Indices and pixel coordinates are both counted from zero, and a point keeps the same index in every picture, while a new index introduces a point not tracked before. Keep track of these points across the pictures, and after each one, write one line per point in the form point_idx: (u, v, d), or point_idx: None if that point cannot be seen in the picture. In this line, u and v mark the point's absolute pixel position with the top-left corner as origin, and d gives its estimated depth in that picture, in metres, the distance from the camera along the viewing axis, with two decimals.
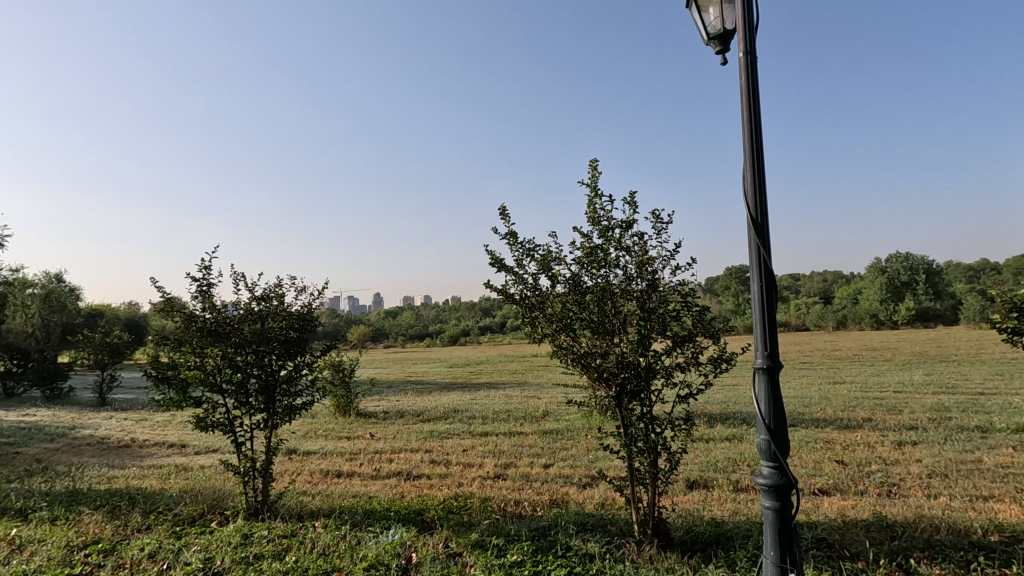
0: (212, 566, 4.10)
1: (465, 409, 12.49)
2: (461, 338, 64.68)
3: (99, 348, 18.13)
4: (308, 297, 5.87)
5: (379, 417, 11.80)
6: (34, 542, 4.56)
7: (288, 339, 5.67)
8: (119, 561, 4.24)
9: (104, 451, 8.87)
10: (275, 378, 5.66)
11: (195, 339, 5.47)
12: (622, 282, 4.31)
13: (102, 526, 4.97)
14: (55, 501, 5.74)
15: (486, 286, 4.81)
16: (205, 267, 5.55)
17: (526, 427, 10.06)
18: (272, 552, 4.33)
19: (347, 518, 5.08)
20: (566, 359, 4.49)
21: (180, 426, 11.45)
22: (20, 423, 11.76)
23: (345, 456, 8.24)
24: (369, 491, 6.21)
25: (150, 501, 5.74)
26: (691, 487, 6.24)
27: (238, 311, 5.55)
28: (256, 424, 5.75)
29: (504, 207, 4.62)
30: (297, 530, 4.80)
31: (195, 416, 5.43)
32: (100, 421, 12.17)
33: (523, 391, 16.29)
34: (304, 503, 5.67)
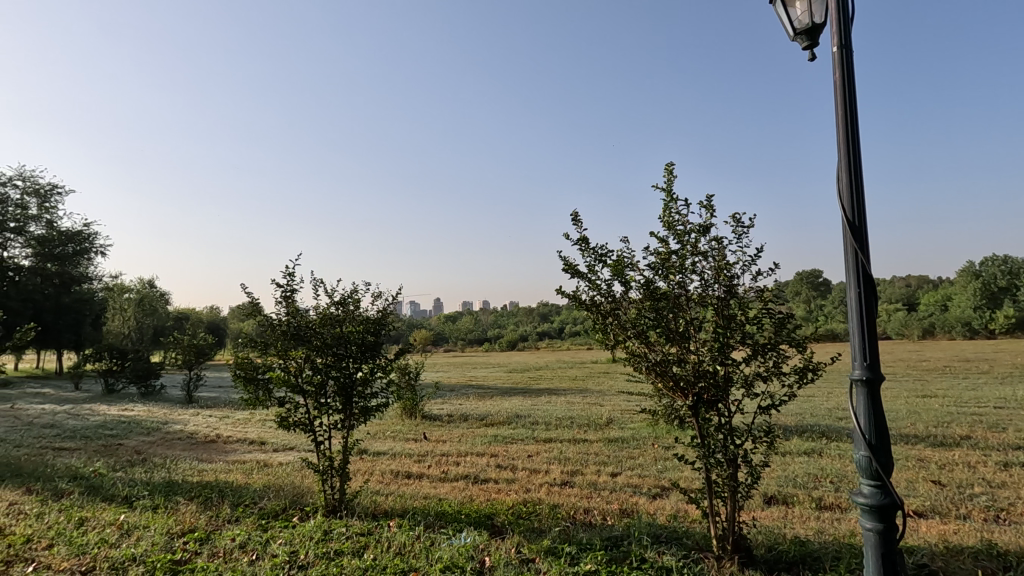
0: (297, 559, 4.30)
1: (528, 414, 12.53)
2: (520, 343, 64.98)
3: (187, 349, 19.52)
4: (382, 301, 6.06)
5: (444, 419, 12.03)
6: (140, 528, 4.96)
7: (365, 343, 5.89)
8: (213, 550, 4.53)
9: (193, 446, 9.52)
10: (352, 380, 5.89)
11: (279, 341, 5.79)
12: (699, 289, 4.20)
13: (198, 516, 5.33)
14: (154, 491, 6.21)
15: (558, 292, 4.80)
16: (289, 274, 5.87)
17: (591, 434, 9.96)
18: (351, 549, 4.47)
19: (420, 519, 5.19)
20: (641, 366, 4.42)
21: (259, 423, 12.14)
22: (120, 417, 12.83)
23: (413, 457, 8.44)
24: (440, 493, 6.32)
25: (238, 495, 6.10)
26: (768, 502, 5.96)
27: (317, 314, 5.81)
28: (333, 424, 5.99)
29: (576, 213, 4.60)
30: (374, 529, 4.94)
31: (278, 415, 5.73)
32: (188, 417, 13.07)
33: (585, 397, 16.15)
34: (377, 502, 5.84)
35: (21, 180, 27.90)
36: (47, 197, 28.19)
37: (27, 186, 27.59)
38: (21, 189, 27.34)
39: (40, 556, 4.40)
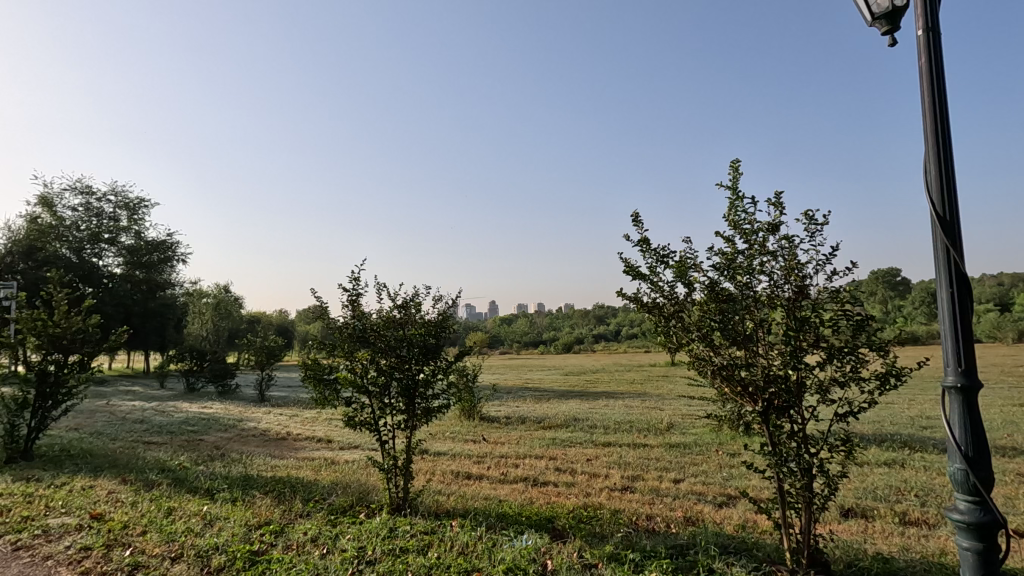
0: (366, 555, 4.44)
1: (586, 417, 12.42)
2: (575, 345, 64.55)
3: (259, 350, 20.63)
4: (442, 304, 6.18)
5: (502, 422, 12.11)
6: (221, 519, 5.27)
7: (427, 345, 6.01)
8: (288, 542, 4.75)
9: (266, 443, 10.03)
10: (414, 382, 6.03)
11: (346, 343, 6.01)
12: (768, 290, 4.01)
13: (272, 509, 5.61)
14: (233, 484, 6.59)
15: (619, 295, 4.74)
16: (355, 279, 6.09)
17: (652, 439, 9.74)
18: (416, 547, 4.58)
19: (482, 520, 5.25)
20: (706, 370, 4.28)
21: (326, 422, 12.66)
22: (201, 414, 13.72)
23: (473, 458, 8.54)
24: (500, 495, 6.36)
25: (309, 490, 6.38)
26: (845, 516, 5.63)
27: (381, 317, 5.99)
28: (397, 424, 6.16)
29: (636, 214, 4.53)
30: (437, 528, 5.04)
31: (346, 415, 5.96)
32: (261, 415, 13.81)
33: (643, 401, 15.81)
34: (440, 502, 5.95)
35: (113, 194, 30.39)
36: (135, 210, 30.54)
37: (118, 200, 30.01)
38: (113, 203, 29.77)
39: (136, 542, 4.77)
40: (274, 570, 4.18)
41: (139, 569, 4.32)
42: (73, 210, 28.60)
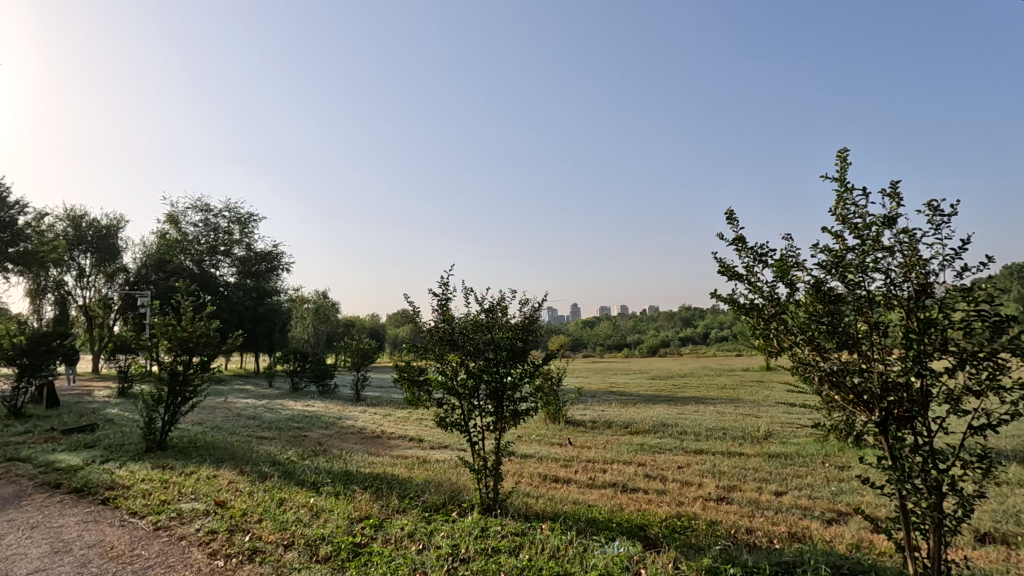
0: (459, 553, 4.55)
1: (675, 423, 12.02)
2: (661, 349, 62.69)
3: (355, 352, 21.90)
4: (528, 308, 6.23)
5: (587, 426, 12.01)
6: (326, 511, 5.63)
7: (514, 348, 6.06)
8: (386, 536, 4.98)
9: (362, 440, 10.59)
10: (503, 384, 6.11)
11: (437, 346, 6.24)
12: (884, 289, 3.68)
13: (371, 504, 5.91)
14: (335, 478, 7.03)
15: (713, 296, 4.54)
16: (444, 284, 6.31)
17: (748, 448, 9.22)
18: (508, 548, 4.63)
19: (571, 524, 5.22)
20: (812, 375, 4.01)
21: (417, 422, 13.15)
22: (304, 411, 14.75)
23: (560, 462, 8.52)
24: (589, 500, 6.29)
25: (404, 487, 6.65)
26: (982, 541, 5.01)
27: (469, 321, 6.15)
28: (486, 425, 6.28)
29: (731, 211, 4.32)
30: (527, 530, 5.07)
31: (438, 415, 6.17)
32: (357, 414, 14.63)
33: (737, 408, 15.04)
34: (529, 504, 5.99)
35: (227, 210, 33.55)
36: (246, 224, 33.52)
37: (232, 215, 33.08)
38: (227, 218, 32.86)
39: (253, 529, 5.21)
40: (375, 562, 4.39)
41: (257, 554, 4.71)
42: (195, 226, 31.89)
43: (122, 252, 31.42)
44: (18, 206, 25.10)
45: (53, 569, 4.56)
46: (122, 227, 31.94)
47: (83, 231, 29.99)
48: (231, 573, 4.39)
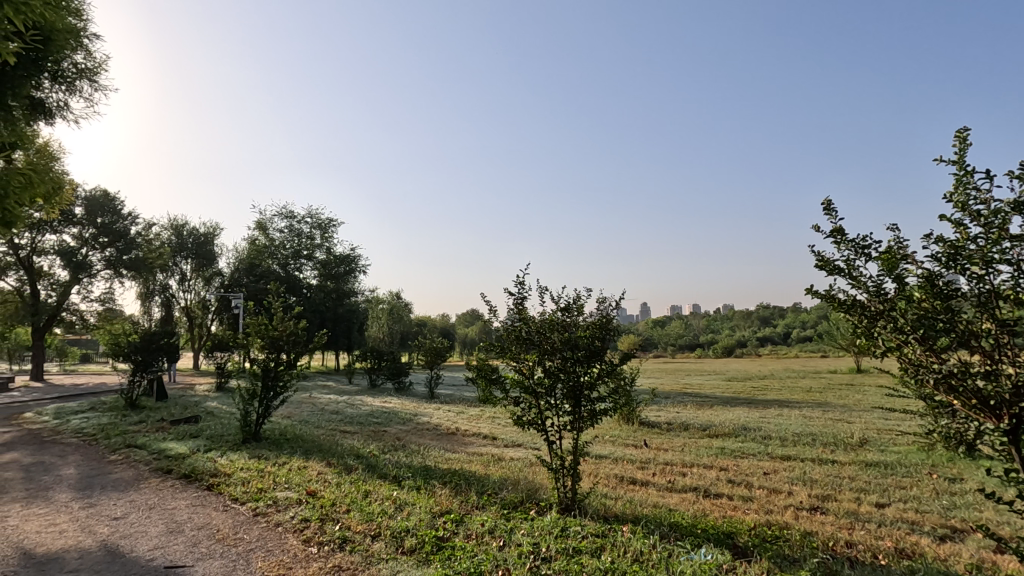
0: (541, 551, 4.54)
1: (757, 426, 11.46)
2: (737, 349, 60.06)
3: (429, 351, 22.54)
4: (604, 306, 6.14)
5: (663, 427, 11.69)
6: (409, 504, 5.80)
7: (592, 348, 5.98)
8: (467, 532, 5.06)
9: (438, 437, 10.84)
10: (579, 383, 6.05)
11: (513, 346, 6.29)
12: (1012, 282, 3.30)
13: (451, 500, 6.02)
14: (415, 473, 7.24)
15: (808, 291, 4.28)
16: (520, 282, 6.35)
17: (841, 455, 8.63)
18: (589, 549, 4.57)
19: (654, 528, 5.09)
20: (926, 377, 3.68)
21: (489, 420, 13.32)
22: (382, 408, 15.34)
23: (636, 463, 8.34)
24: (670, 504, 6.10)
25: (481, 484, 6.73)
26: None
27: (545, 319, 6.13)
28: (563, 425, 6.25)
29: (829, 200, 4.05)
30: (608, 532, 4.99)
31: (515, 414, 6.23)
32: (432, 410, 15.04)
33: (826, 412, 14.15)
34: (608, 506, 5.88)
35: (309, 216, 35.49)
36: (326, 229, 35.29)
37: (314, 221, 34.93)
38: (309, 224, 34.75)
39: (342, 519, 5.45)
40: (458, 557, 4.47)
41: (347, 543, 4.93)
42: (281, 232, 33.99)
43: (217, 257, 34.01)
44: (131, 217, 27.83)
45: (169, 548, 4.98)
46: (217, 234, 34.56)
47: (184, 239, 32.73)
48: (324, 560, 4.61)
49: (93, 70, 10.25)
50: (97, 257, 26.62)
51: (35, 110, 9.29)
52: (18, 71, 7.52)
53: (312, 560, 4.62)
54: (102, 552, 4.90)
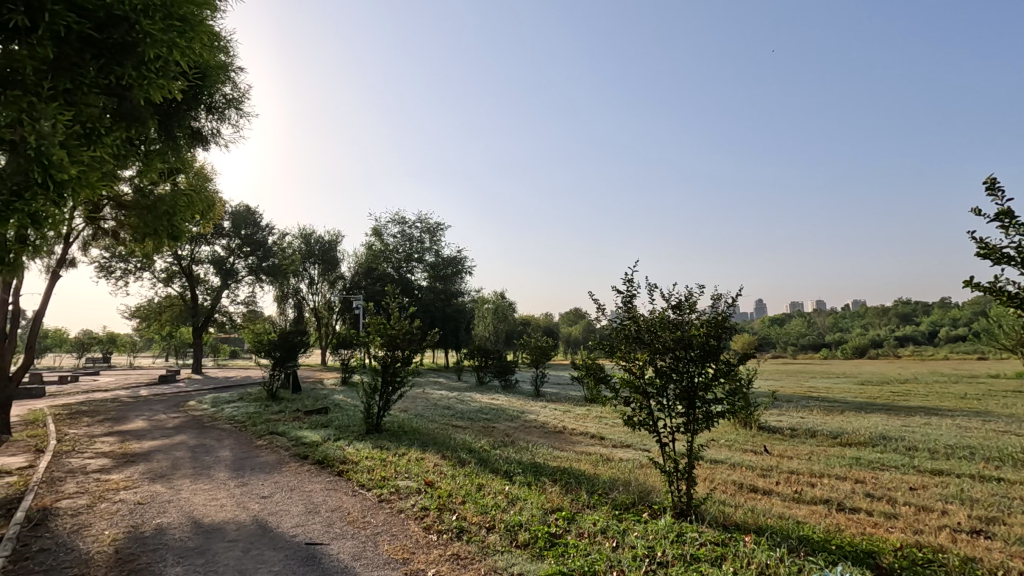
0: (656, 555, 4.43)
1: (899, 436, 10.27)
2: (871, 350, 54.20)
3: (534, 349, 22.79)
4: (720, 304, 5.82)
5: (785, 433, 10.88)
6: (521, 499, 5.92)
7: (708, 347, 5.70)
8: (579, 530, 5.06)
9: (546, 434, 10.92)
10: (694, 383, 5.80)
11: (623, 345, 6.19)
12: None
13: (561, 497, 6.05)
14: (525, 469, 7.38)
15: (965, 284, 3.79)
16: (628, 280, 6.22)
17: (1009, 473, 7.48)
18: (708, 557, 4.37)
19: (781, 540, 4.75)
20: None
21: (596, 420, 13.19)
22: (491, 404, 15.78)
23: (757, 471, 7.82)
24: (797, 516, 5.65)
25: (591, 484, 6.69)
26: None
27: (655, 318, 5.93)
28: (676, 427, 6.04)
29: (992, 179, 3.53)
30: (728, 540, 4.74)
31: (625, 414, 6.12)
32: (539, 408, 15.20)
33: (987, 422, 12.32)
34: (727, 513, 5.59)
35: (419, 221, 37.40)
36: (434, 232, 36.94)
37: (423, 225, 36.80)
38: (419, 228, 36.62)
39: (459, 509, 5.69)
40: (572, 554, 4.49)
41: (464, 532, 5.14)
42: (394, 236, 36.23)
43: (340, 262, 36.99)
44: (268, 228, 31.14)
45: (309, 526, 5.52)
46: (340, 241, 37.61)
47: (312, 246, 36.01)
48: (443, 547, 4.84)
49: (238, 99, 11.60)
50: (242, 265, 30.08)
51: (194, 138, 10.71)
52: (182, 105, 8.70)
53: (432, 547, 4.87)
54: (254, 526, 5.55)
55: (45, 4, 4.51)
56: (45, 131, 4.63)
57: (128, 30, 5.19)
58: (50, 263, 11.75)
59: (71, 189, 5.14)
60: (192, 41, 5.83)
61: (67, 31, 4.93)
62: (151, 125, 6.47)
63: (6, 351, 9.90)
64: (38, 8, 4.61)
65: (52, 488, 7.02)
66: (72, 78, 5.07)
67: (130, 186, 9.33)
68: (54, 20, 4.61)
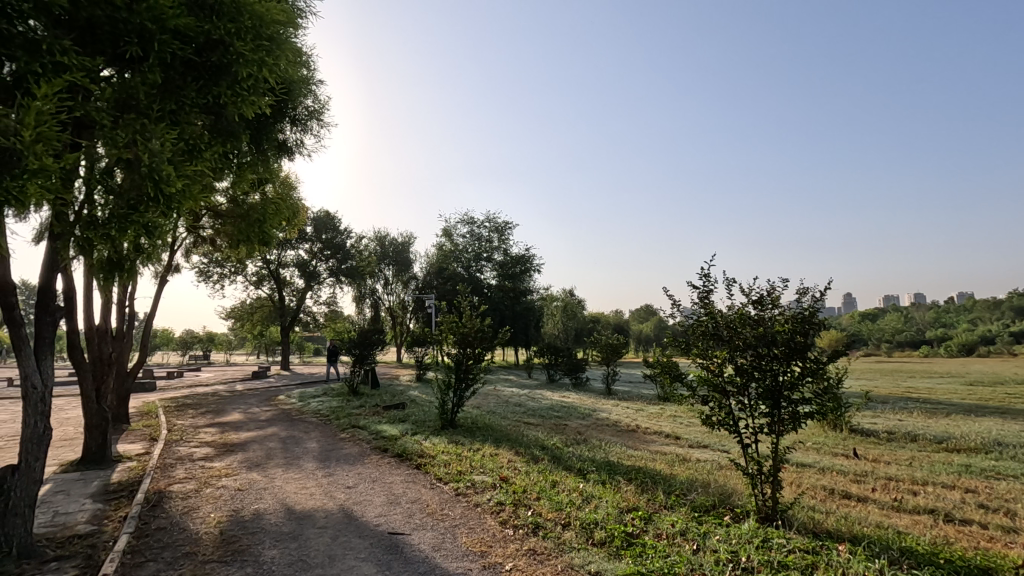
0: (740, 561, 4.26)
1: (1018, 443, 9.25)
2: (981, 348, 49.17)
3: (605, 346, 22.48)
4: (806, 298, 5.49)
5: (881, 437, 10.12)
6: (596, 497, 5.88)
7: (794, 344, 5.39)
8: (658, 531, 4.95)
9: (618, 433, 10.79)
10: (779, 382, 5.51)
11: (700, 342, 6.00)
12: None
13: (638, 497, 5.95)
14: (599, 468, 7.32)
15: None
16: (705, 275, 6.01)
17: None
18: (798, 565, 4.15)
19: (880, 551, 4.43)
20: None
21: (671, 419, 12.86)
22: (562, 402, 15.74)
23: (850, 476, 7.32)
24: (898, 525, 5.24)
25: (668, 484, 6.53)
26: None
27: (734, 314, 5.69)
28: (760, 427, 5.77)
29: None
30: (820, 548, 4.47)
31: (703, 413, 5.93)
32: (610, 407, 15.02)
33: None
34: (818, 520, 5.27)
35: (488, 221, 37.92)
36: (503, 232, 37.32)
37: (492, 225, 37.29)
38: (488, 228, 37.14)
39: (534, 505, 5.74)
40: (650, 555, 4.41)
41: (540, 528, 5.18)
42: (464, 237, 36.96)
43: (413, 263, 38.24)
44: (346, 232, 32.72)
45: (392, 516, 5.76)
46: (412, 242, 38.85)
47: (387, 248, 37.52)
48: (520, 542, 4.91)
49: (319, 110, 12.25)
50: (324, 268, 31.80)
51: (280, 149, 11.42)
52: (270, 119, 9.33)
53: (509, 541, 4.95)
54: (341, 515, 5.86)
55: (155, 34, 5.03)
56: (155, 149, 5.13)
57: (223, 52, 5.66)
58: (159, 269, 12.94)
59: (178, 202, 5.63)
60: (278, 59, 6.17)
61: (172, 57, 5.44)
62: (244, 139, 6.96)
63: (124, 349, 11.02)
64: (149, 39, 5.15)
65: (165, 473, 7.78)
66: (177, 100, 5.57)
67: (225, 197, 10.13)
68: (161, 48, 5.12)
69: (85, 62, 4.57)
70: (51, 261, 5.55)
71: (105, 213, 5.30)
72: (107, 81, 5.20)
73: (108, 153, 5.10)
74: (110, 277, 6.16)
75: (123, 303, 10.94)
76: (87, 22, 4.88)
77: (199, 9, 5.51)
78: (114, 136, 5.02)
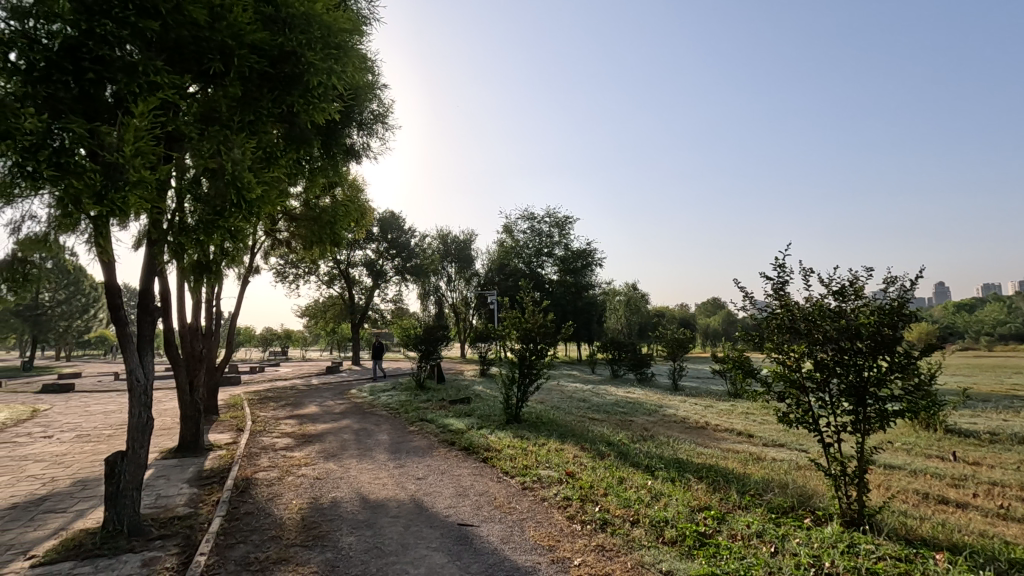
0: (823, 566, 4.04)
1: None
2: None
3: (671, 341, 21.92)
4: (894, 288, 5.12)
5: (982, 438, 9.27)
6: (665, 495, 5.76)
7: (880, 338, 5.03)
8: (732, 531, 4.78)
9: (686, 430, 10.49)
10: (864, 379, 5.15)
11: (775, 336, 5.73)
12: None
13: (710, 496, 5.76)
14: (668, 465, 7.15)
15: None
16: (779, 266, 5.72)
17: None
18: (889, 573, 3.88)
19: (984, 562, 4.07)
20: None
21: (743, 416, 12.38)
22: (627, 398, 15.51)
23: (946, 480, 6.75)
24: (1005, 535, 4.79)
25: (742, 483, 6.27)
26: None
27: (813, 306, 5.38)
28: (843, 425, 5.43)
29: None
30: (915, 557, 4.16)
31: (779, 410, 5.66)
32: (677, 403, 14.65)
33: None
34: (910, 526, 4.90)
35: (548, 216, 37.87)
36: (563, 226, 37.17)
37: (552, 220, 37.23)
38: (548, 223, 37.11)
39: (601, 501, 5.70)
40: (725, 556, 4.27)
41: (608, 524, 5.12)
42: (525, 232, 37.11)
43: (474, 260, 38.82)
44: (410, 231, 33.64)
45: (461, 508, 5.88)
46: (473, 239, 39.42)
47: (449, 245, 38.29)
48: (588, 538, 4.88)
49: (384, 114, 12.64)
50: (390, 266, 32.88)
51: (348, 154, 11.90)
52: (338, 125, 9.73)
53: (577, 536, 4.93)
54: (412, 505, 6.05)
55: (234, 49, 5.35)
56: (237, 159, 5.49)
57: (295, 62, 5.95)
58: (241, 271, 13.83)
59: (257, 207, 5.97)
60: (345, 67, 6.41)
61: (250, 71, 5.78)
62: (315, 146, 7.28)
63: (213, 346, 11.86)
64: (229, 55, 5.49)
65: (251, 461, 8.32)
66: (255, 111, 5.89)
67: (300, 201, 10.67)
68: (241, 63, 5.45)
69: (176, 80, 4.92)
70: (149, 265, 6.03)
71: (195, 219, 5.71)
72: (194, 96, 5.59)
73: (196, 163, 5.49)
74: (199, 279, 6.62)
75: (211, 303, 11.78)
76: (175, 43, 5.25)
77: (273, 23, 5.82)
78: (202, 147, 5.40)
